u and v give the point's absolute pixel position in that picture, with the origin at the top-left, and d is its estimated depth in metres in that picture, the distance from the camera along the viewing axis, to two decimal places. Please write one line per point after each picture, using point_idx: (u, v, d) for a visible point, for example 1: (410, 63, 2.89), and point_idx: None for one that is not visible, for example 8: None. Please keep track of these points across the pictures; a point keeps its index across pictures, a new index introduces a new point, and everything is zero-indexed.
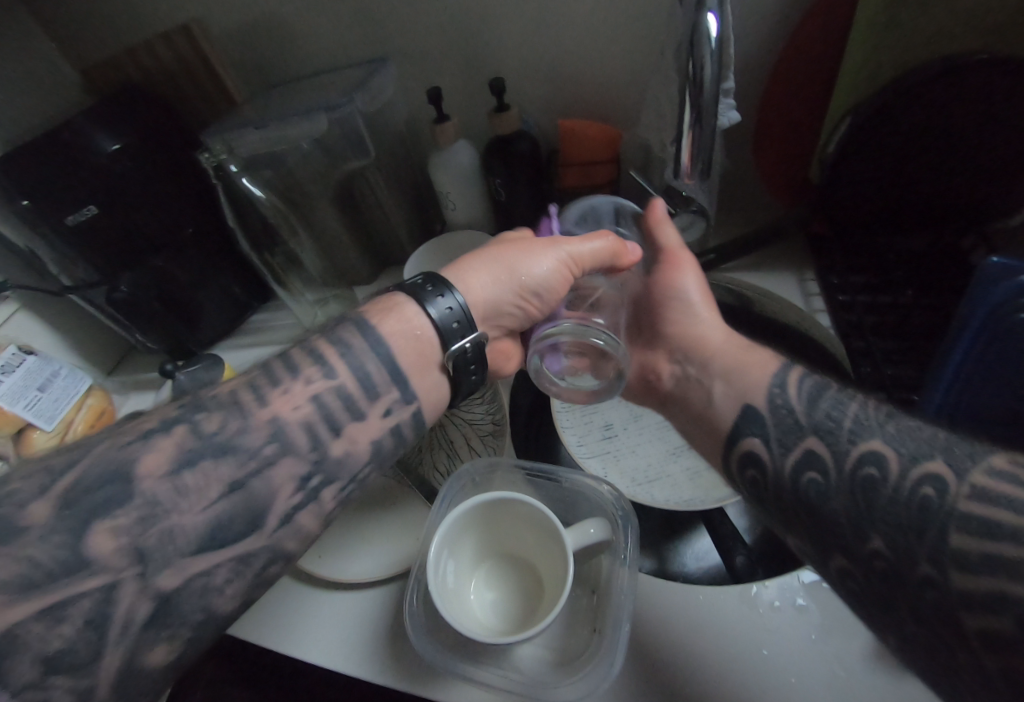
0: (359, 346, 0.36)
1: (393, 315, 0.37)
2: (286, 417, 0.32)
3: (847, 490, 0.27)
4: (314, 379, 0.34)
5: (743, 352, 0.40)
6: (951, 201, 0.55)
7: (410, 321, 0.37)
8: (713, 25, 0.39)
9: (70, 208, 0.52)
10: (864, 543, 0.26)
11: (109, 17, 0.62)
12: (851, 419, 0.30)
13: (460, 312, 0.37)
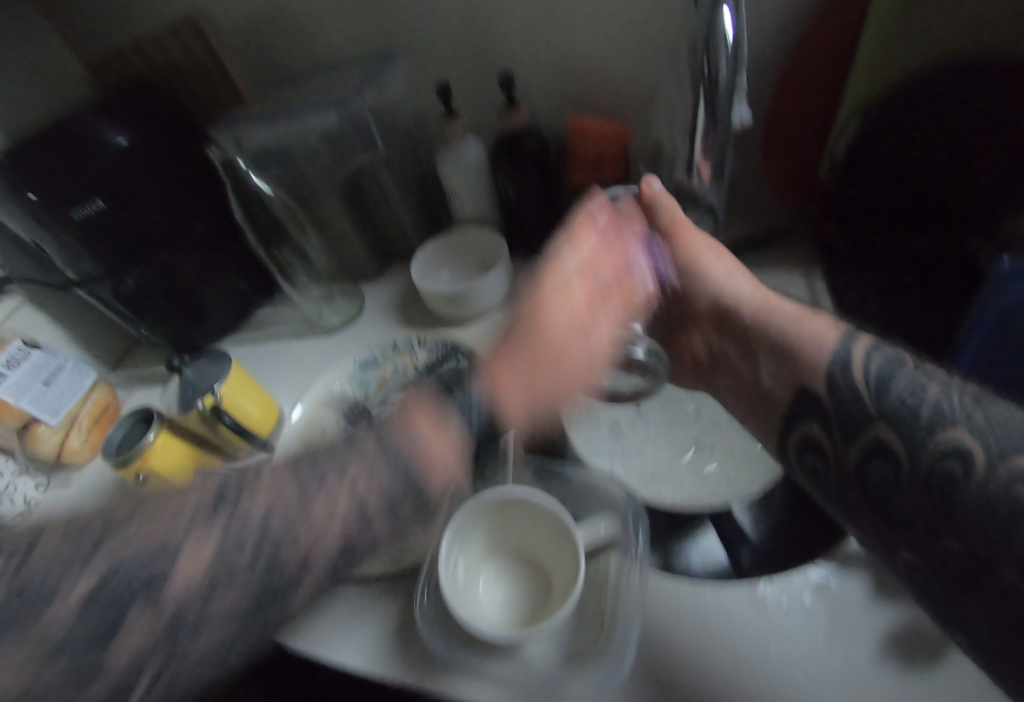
0: (397, 441, 0.39)
1: (432, 429, 0.40)
2: (327, 524, 0.35)
3: (916, 482, 0.26)
4: (341, 485, 0.36)
5: (780, 310, 0.40)
6: (964, 205, 0.53)
7: (443, 439, 0.39)
8: (729, 23, 0.39)
9: (77, 201, 0.51)
10: (936, 542, 0.24)
11: (114, 9, 0.61)
12: (935, 399, 0.27)
13: (479, 412, 0.42)
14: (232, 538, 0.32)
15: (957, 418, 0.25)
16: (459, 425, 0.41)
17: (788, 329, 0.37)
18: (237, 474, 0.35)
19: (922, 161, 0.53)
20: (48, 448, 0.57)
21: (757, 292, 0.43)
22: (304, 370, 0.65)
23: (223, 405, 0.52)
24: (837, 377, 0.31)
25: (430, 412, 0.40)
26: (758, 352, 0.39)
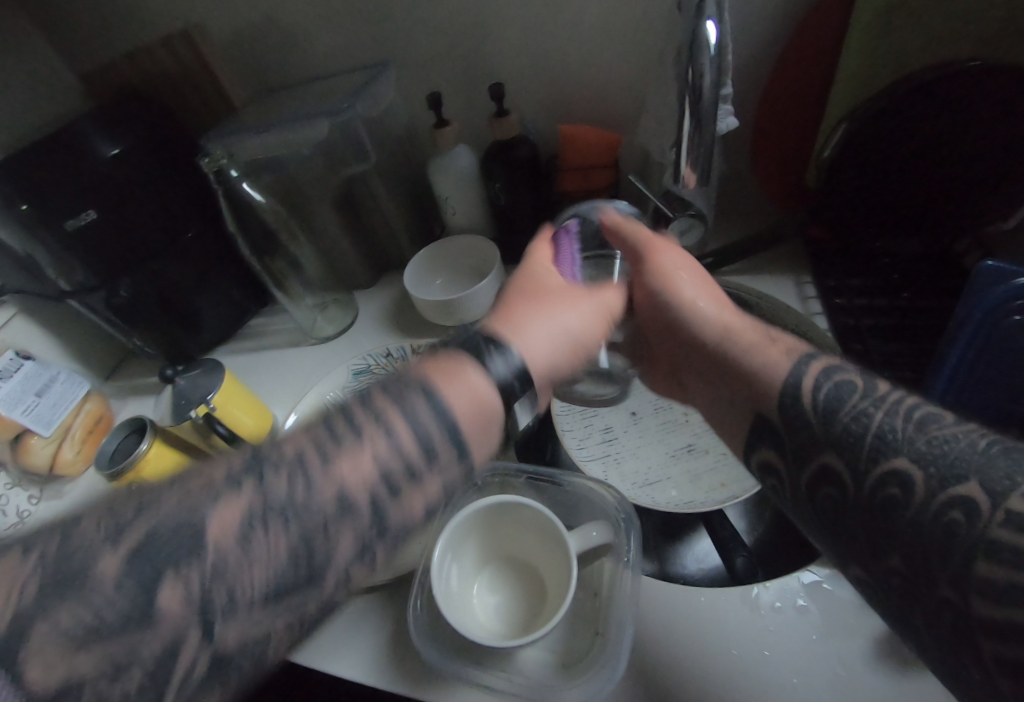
0: (418, 408, 0.30)
1: (455, 380, 0.32)
2: (352, 475, 0.28)
3: (862, 506, 0.27)
4: (370, 430, 0.29)
5: (747, 339, 0.39)
6: (943, 205, 0.55)
7: (475, 386, 0.32)
8: (712, 34, 0.40)
9: (70, 212, 0.52)
10: (881, 560, 0.26)
11: (106, 21, 0.61)
12: (879, 423, 0.28)
13: (521, 365, 0.34)
14: None
15: (901, 447, 0.26)
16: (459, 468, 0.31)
17: (750, 357, 0.37)
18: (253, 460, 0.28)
19: (900, 167, 0.54)
20: (40, 460, 0.57)
21: (727, 319, 0.41)
22: (297, 379, 0.65)
23: (216, 415, 0.52)
24: (797, 391, 0.32)
25: (455, 364, 0.32)
26: (721, 383, 0.39)
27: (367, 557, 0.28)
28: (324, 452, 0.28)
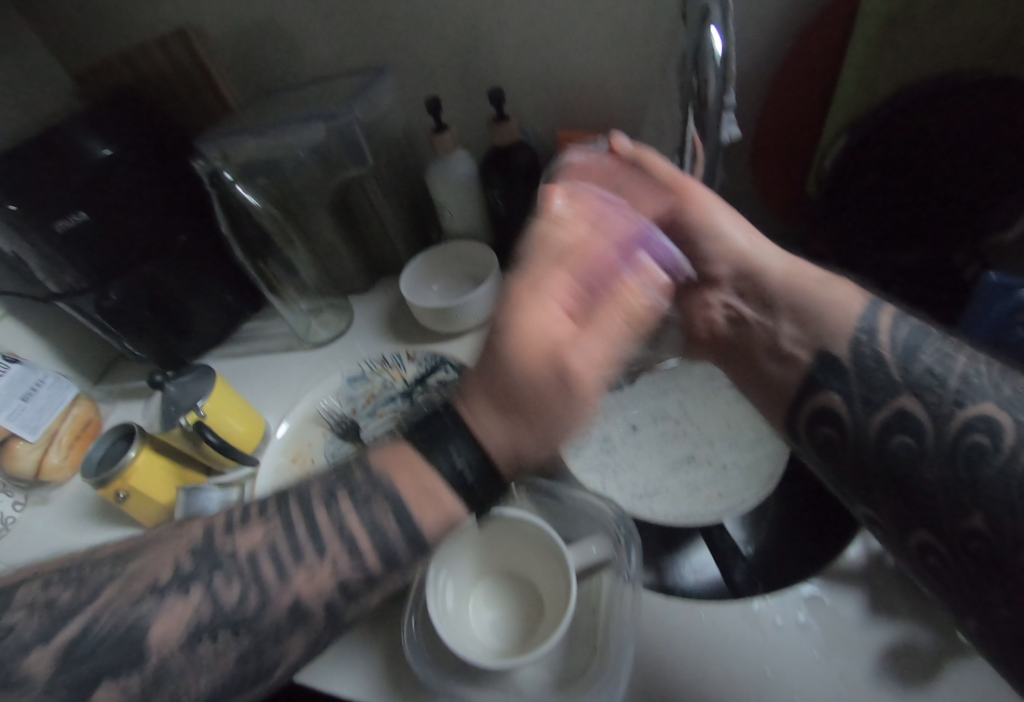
0: (372, 500, 0.30)
1: (410, 474, 0.30)
2: (315, 586, 0.29)
3: (942, 460, 0.28)
4: (332, 544, 0.30)
5: (801, 277, 0.39)
6: (947, 215, 0.55)
7: (433, 486, 0.30)
8: (717, 40, 0.37)
9: (58, 214, 0.50)
10: (962, 520, 0.27)
11: (97, 18, 0.60)
12: (963, 371, 0.29)
13: (473, 460, 0.29)
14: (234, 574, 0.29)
15: (986, 392, 0.28)
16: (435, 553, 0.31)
17: (814, 296, 0.37)
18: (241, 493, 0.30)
19: (894, 174, 0.55)
20: (26, 466, 0.55)
21: (783, 258, 0.41)
22: (290, 386, 0.64)
23: (207, 422, 0.51)
24: (867, 340, 0.33)
25: (409, 458, 0.30)
26: (781, 318, 0.38)
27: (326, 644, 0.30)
28: (281, 566, 0.29)
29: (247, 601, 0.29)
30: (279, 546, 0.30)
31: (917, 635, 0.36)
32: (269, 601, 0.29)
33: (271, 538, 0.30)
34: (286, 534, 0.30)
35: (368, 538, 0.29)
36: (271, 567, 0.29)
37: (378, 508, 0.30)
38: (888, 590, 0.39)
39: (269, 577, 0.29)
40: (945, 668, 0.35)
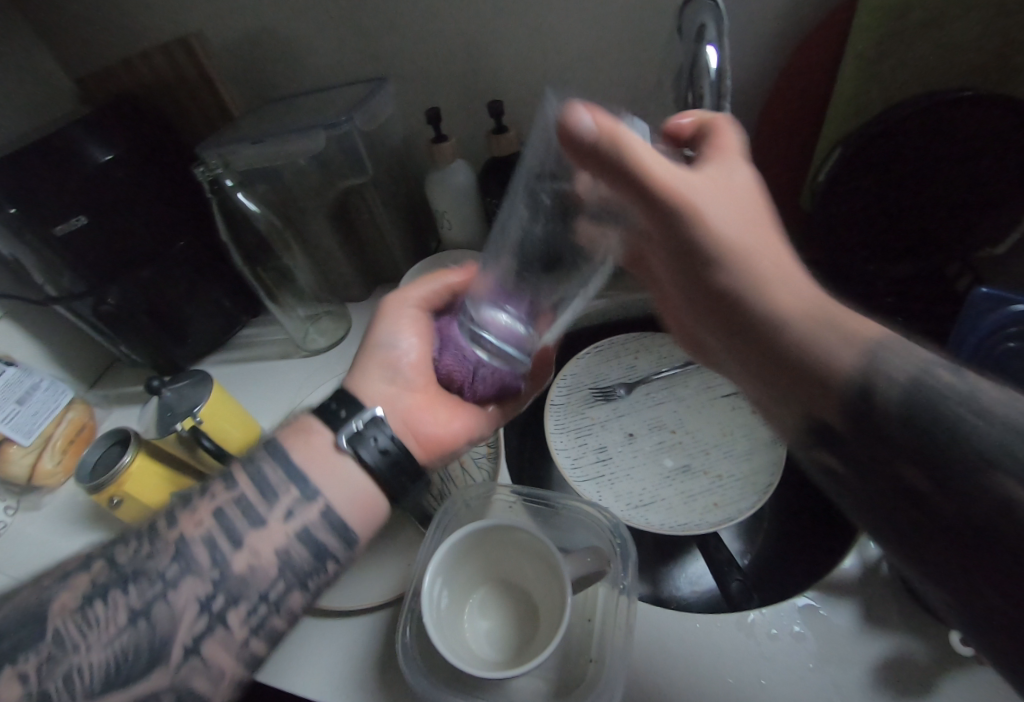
0: (263, 464, 0.37)
1: (307, 444, 0.38)
2: (187, 533, 0.34)
3: (961, 537, 0.20)
4: (207, 506, 0.35)
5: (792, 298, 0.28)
6: (941, 231, 0.56)
7: (319, 448, 0.37)
8: (714, 58, 0.38)
9: (58, 219, 0.50)
10: (983, 603, 0.19)
11: (103, 26, 0.61)
12: (973, 425, 0.20)
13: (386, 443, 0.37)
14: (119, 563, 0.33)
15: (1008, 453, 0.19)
16: (301, 501, 0.36)
17: (814, 348, 0.26)
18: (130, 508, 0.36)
19: (892, 186, 0.54)
20: (18, 470, 0.55)
21: (798, 285, 0.29)
22: (287, 393, 0.64)
23: (202, 428, 0.51)
24: (860, 395, 0.23)
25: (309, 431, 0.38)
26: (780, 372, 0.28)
27: (211, 621, 0.33)
28: (172, 519, 0.35)
29: (141, 554, 0.34)
30: (171, 516, 0.35)
31: (911, 648, 0.37)
32: (154, 563, 0.33)
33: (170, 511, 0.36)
34: (178, 509, 0.36)
35: (250, 490, 0.36)
36: (143, 539, 0.35)
37: (268, 470, 0.37)
38: (883, 602, 0.39)
39: (154, 544, 0.34)
40: (938, 680, 0.35)
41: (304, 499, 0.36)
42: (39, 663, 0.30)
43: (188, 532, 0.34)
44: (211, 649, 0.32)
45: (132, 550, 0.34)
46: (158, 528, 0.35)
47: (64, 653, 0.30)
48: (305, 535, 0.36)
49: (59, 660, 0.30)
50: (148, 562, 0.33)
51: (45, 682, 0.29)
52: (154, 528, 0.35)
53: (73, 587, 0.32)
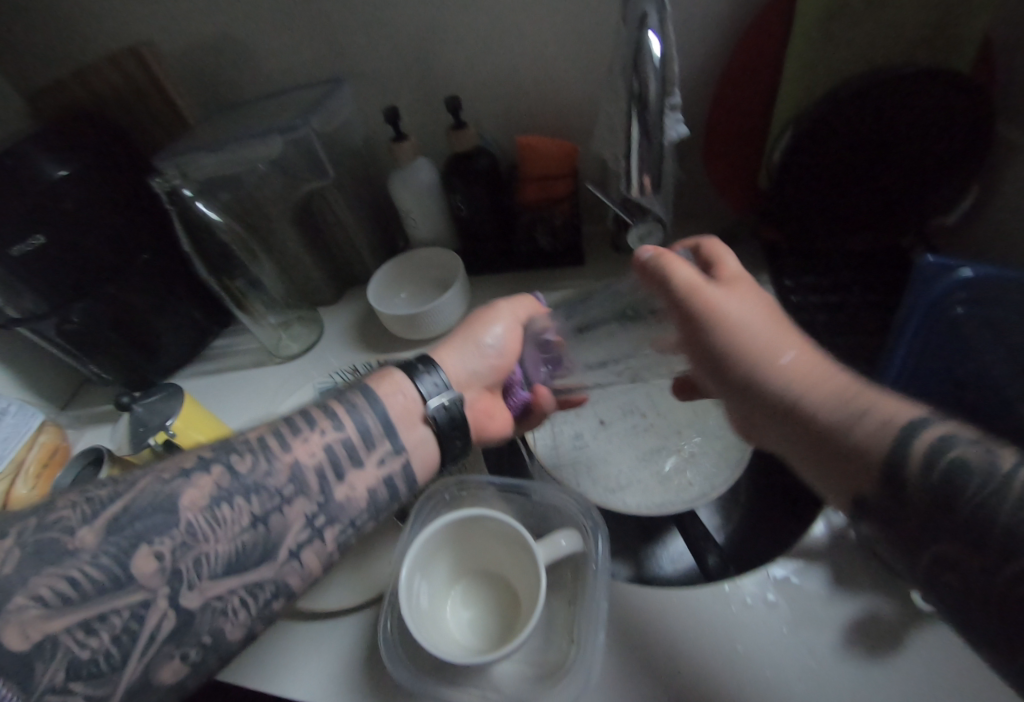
0: (361, 406, 0.39)
1: (392, 390, 0.40)
2: (304, 457, 0.36)
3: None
4: (319, 436, 0.37)
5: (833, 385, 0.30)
6: (898, 201, 0.58)
7: (403, 397, 0.40)
8: (655, 46, 0.40)
9: (16, 239, 0.49)
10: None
11: (48, 39, 0.59)
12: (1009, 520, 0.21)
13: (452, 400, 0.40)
14: (194, 530, 0.32)
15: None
16: (391, 450, 0.39)
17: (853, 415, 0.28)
18: (218, 451, 0.35)
19: (844, 163, 0.56)
20: None
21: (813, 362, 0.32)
22: (262, 401, 0.64)
23: (176, 441, 0.50)
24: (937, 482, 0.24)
25: (393, 379, 0.41)
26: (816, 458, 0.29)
27: (315, 535, 0.35)
28: (283, 441, 0.36)
29: (260, 469, 0.34)
30: (281, 431, 0.37)
31: (877, 607, 0.38)
32: (267, 480, 0.34)
33: (274, 428, 0.37)
34: (287, 425, 0.37)
35: (354, 430, 0.38)
36: (258, 455, 0.35)
37: (362, 417, 0.38)
38: (850, 566, 0.41)
39: (262, 467, 0.35)
40: (905, 636, 0.37)
41: (393, 450, 0.39)
42: (173, 547, 0.31)
43: (304, 460, 0.36)
44: (309, 557, 0.35)
45: (249, 463, 0.35)
46: (272, 446, 0.36)
47: (194, 542, 0.31)
48: (391, 480, 0.39)
49: (191, 546, 0.31)
50: (270, 477, 0.34)
51: (178, 563, 0.31)
52: (269, 446, 0.35)
53: (199, 486, 0.33)
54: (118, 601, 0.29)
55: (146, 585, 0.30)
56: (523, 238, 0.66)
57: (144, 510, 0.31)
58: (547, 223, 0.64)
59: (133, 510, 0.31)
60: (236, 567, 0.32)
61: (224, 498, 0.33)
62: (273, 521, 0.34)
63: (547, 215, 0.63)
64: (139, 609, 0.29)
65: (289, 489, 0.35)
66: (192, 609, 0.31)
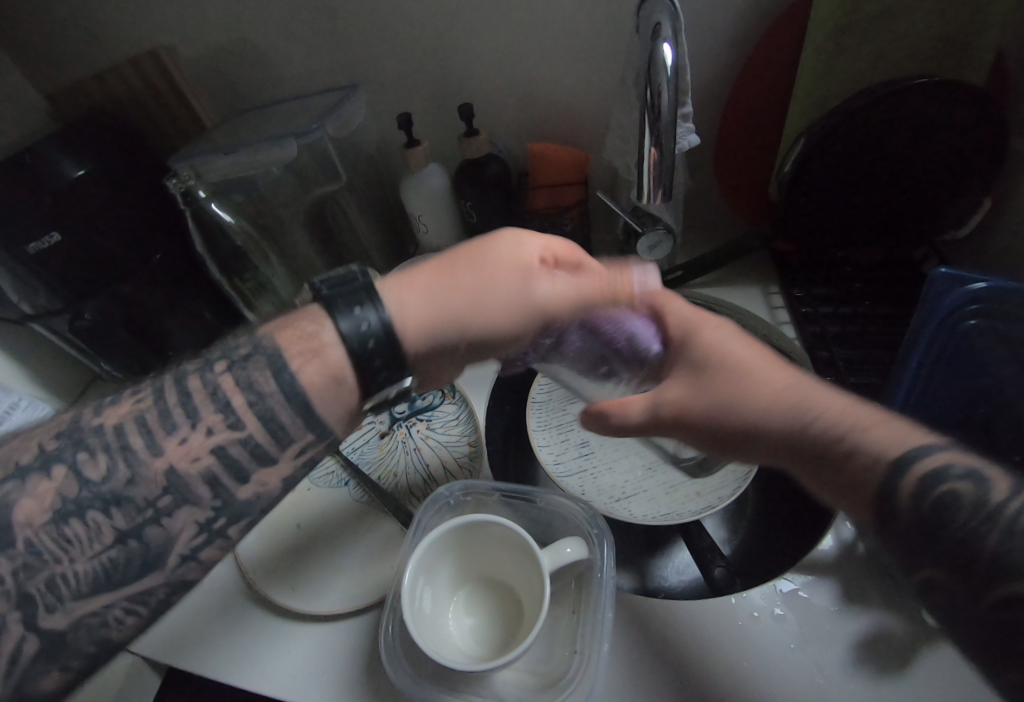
0: (268, 383, 0.31)
1: (306, 339, 0.32)
2: (181, 458, 0.29)
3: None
4: (199, 425, 0.30)
5: (828, 406, 0.31)
6: (909, 216, 0.58)
7: (324, 345, 0.32)
8: (668, 55, 0.40)
9: (31, 235, 0.49)
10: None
11: (68, 40, 0.60)
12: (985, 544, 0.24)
13: (379, 334, 0.32)
14: (38, 552, 0.26)
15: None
16: (315, 439, 0.32)
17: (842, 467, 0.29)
18: (65, 444, 0.28)
19: (855, 175, 0.56)
20: None
21: (800, 414, 0.32)
22: None
23: None
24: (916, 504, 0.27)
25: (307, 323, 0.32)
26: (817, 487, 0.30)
27: (213, 538, 0.31)
28: (151, 433, 0.29)
29: (120, 477, 0.28)
30: (147, 414, 0.29)
31: (887, 624, 0.38)
32: (137, 483, 0.28)
33: (140, 409, 0.30)
34: (157, 403, 0.30)
35: (251, 416, 0.31)
36: (117, 456, 0.28)
37: (272, 388, 0.31)
38: (860, 582, 0.40)
39: (125, 470, 0.28)
40: (914, 654, 0.36)
41: (319, 437, 0.32)
42: (14, 569, 0.26)
43: (181, 467, 0.29)
44: (210, 555, 0.31)
45: (103, 468, 0.28)
46: (134, 446, 0.29)
47: (42, 563, 0.26)
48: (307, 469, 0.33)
49: (39, 569, 0.26)
50: (133, 487, 0.28)
51: (26, 586, 0.26)
52: (129, 445, 0.28)
53: (37, 495, 0.27)
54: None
55: None
56: None
57: None
58: (557, 230, 0.63)
59: None
60: (105, 589, 0.28)
61: (79, 510, 0.27)
62: (157, 527, 0.29)
63: (557, 223, 0.63)
64: None
65: (164, 501, 0.29)
66: (60, 629, 0.27)
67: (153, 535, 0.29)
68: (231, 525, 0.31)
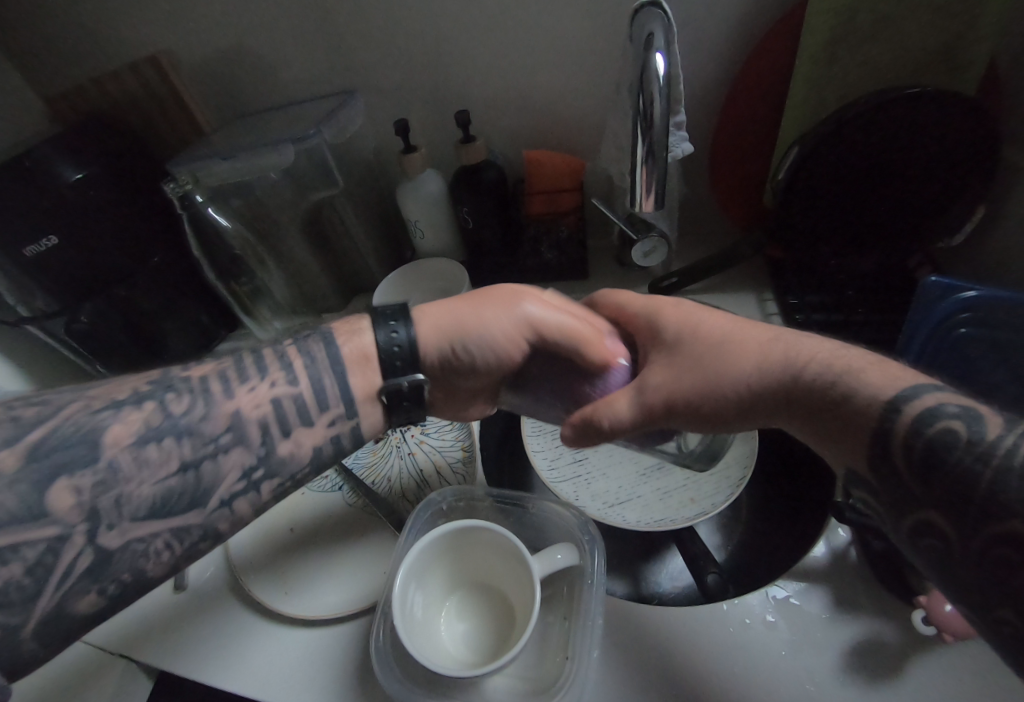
0: (321, 358, 0.37)
1: (352, 335, 0.38)
2: (247, 406, 0.33)
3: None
4: (266, 382, 0.35)
5: (816, 349, 0.32)
6: (901, 222, 0.58)
7: (360, 342, 0.38)
8: (660, 65, 0.40)
9: (28, 239, 0.49)
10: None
11: (68, 46, 0.61)
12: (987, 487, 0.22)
13: (405, 344, 0.38)
14: (117, 470, 0.28)
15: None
16: (345, 415, 0.37)
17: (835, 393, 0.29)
18: (156, 387, 0.32)
19: (850, 182, 0.56)
20: None
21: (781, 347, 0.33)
22: None
23: None
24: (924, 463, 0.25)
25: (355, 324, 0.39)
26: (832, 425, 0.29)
27: (251, 488, 0.33)
28: (227, 384, 0.34)
29: (197, 412, 0.32)
30: (227, 369, 0.34)
31: (879, 632, 0.38)
32: (206, 421, 0.32)
33: (218, 366, 0.35)
34: (233, 363, 0.35)
35: (307, 380, 0.36)
36: (197, 397, 0.32)
37: (316, 371, 0.36)
38: (851, 589, 0.40)
39: (200, 408, 0.32)
40: (904, 661, 0.36)
41: (348, 418, 0.37)
42: (94, 482, 0.28)
43: (248, 411, 0.33)
44: (241, 507, 0.33)
45: (185, 405, 0.32)
46: (214, 389, 0.33)
47: (116, 481, 0.28)
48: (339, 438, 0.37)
49: (113, 485, 0.28)
50: (206, 423, 0.32)
51: (96, 500, 0.27)
52: (211, 388, 0.33)
53: (127, 421, 0.30)
54: (24, 539, 0.25)
55: (62, 520, 0.26)
56: (528, 251, 0.66)
57: (68, 440, 0.28)
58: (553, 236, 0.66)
59: (51, 441, 0.27)
60: (156, 519, 0.29)
61: (160, 436, 0.30)
62: (210, 466, 0.31)
63: (553, 226, 0.65)
64: (52, 546, 0.26)
65: (228, 438, 0.32)
66: (112, 548, 0.28)
67: (208, 469, 0.31)
68: (263, 479, 0.34)
